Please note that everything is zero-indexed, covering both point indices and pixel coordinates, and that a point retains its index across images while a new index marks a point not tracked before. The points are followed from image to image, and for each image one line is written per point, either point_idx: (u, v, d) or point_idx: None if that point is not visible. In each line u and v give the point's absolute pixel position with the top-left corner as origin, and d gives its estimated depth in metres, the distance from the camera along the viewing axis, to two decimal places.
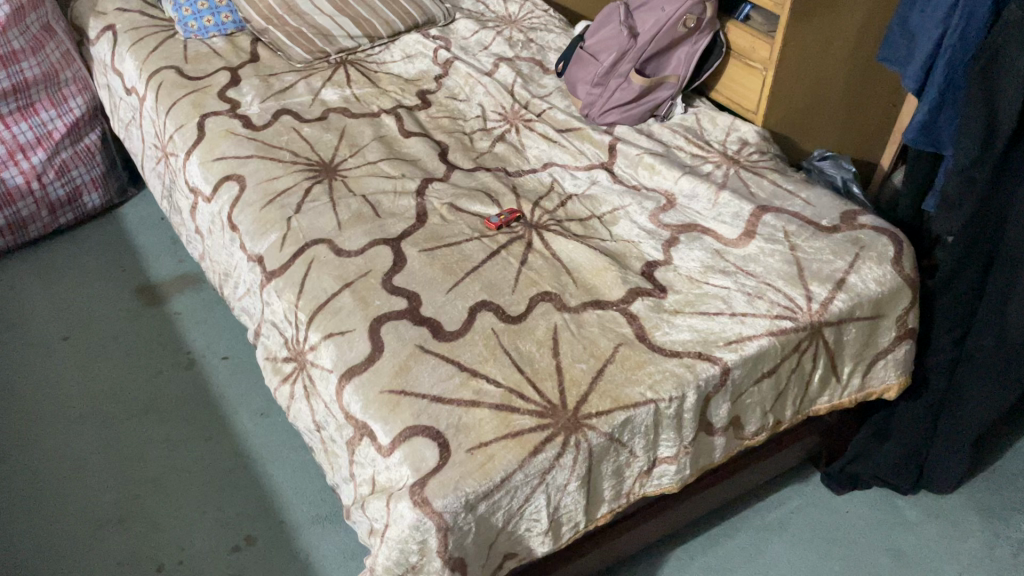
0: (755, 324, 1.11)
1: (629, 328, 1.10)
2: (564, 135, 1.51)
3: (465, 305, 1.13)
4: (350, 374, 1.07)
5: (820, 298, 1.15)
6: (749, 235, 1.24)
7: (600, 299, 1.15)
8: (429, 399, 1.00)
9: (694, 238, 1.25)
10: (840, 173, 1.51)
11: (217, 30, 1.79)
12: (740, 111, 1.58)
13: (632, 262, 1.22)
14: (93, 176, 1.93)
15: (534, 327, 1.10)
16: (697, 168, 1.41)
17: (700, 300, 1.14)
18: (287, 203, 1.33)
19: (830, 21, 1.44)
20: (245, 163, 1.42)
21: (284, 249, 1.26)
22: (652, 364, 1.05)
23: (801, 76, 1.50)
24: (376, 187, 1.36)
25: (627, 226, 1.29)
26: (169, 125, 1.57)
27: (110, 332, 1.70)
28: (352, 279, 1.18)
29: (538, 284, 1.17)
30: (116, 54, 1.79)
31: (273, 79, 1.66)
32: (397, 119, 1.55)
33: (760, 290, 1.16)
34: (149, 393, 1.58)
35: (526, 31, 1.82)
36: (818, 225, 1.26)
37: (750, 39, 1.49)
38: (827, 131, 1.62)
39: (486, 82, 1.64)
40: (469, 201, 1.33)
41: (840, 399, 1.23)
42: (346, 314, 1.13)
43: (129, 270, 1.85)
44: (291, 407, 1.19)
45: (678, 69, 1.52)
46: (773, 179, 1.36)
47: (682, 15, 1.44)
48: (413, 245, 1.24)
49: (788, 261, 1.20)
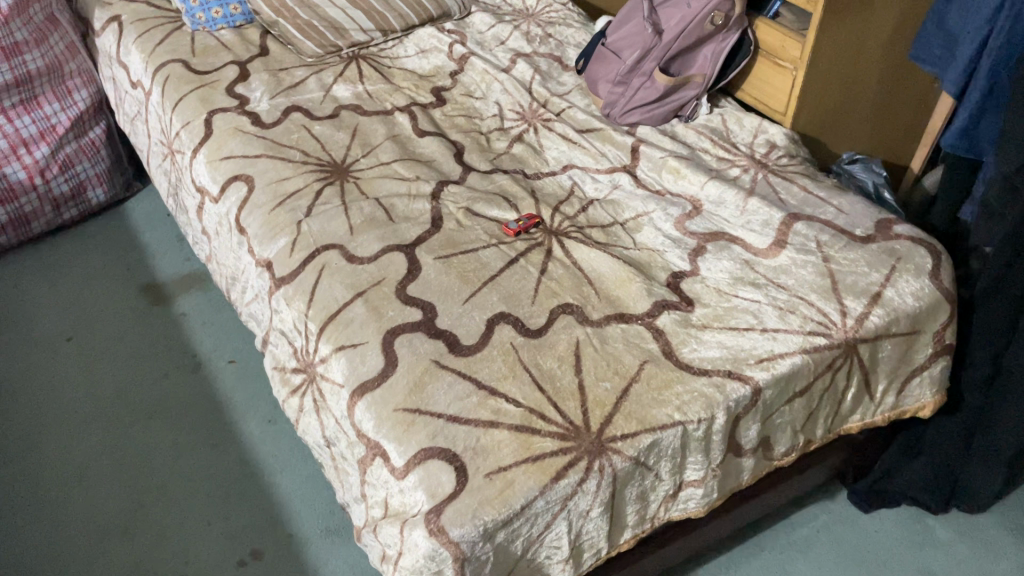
0: (787, 340, 1.06)
1: (655, 344, 1.05)
2: (585, 136, 1.45)
3: (483, 318, 1.08)
4: (362, 390, 1.02)
5: (855, 314, 1.09)
6: (779, 245, 1.19)
7: (623, 312, 1.09)
8: (445, 418, 0.95)
9: (722, 247, 1.20)
10: (872, 179, 1.46)
11: (225, 22, 1.73)
12: (767, 111, 1.53)
13: (656, 272, 1.16)
14: (98, 171, 1.88)
15: (555, 342, 1.05)
16: (723, 172, 1.36)
17: (729, 314, 1.09)
18: (297, 205, 1.28)
19: (865, 19, 1.38)
20: (254, 163, 1.37)
21: (294, 254, 1.21)
22: (680, 384, 1.00)
23: (832, 76, 1.44)
24: (389, 190, 1.31)
25: (652, 233, 1.24)
26: (175, 122, 1.52)
27: (115, 333, 1.65)
28: (365, 288, 1.13)
29: (558, 295, 1.12)
30: (121, 46, 1.74)
31: (283, 74, 1.60)
32: (411, 117, 1.49)
33: (792, 304, 1.10)
34: (154, 396, 1.53)
35: (544, 26, 1.77)
36: (852, 234, 1.20)
37: (780, 37, 1.43)
38: (856, 132, 1.56)
39: (503, 79, 1.58)
40: (486, 205, 1.28)
41: (873, 418, 1.18)
42: (358, 325, 1.08)
43: (134, 268, 1.80)
44: (299, 420, 1.15)
45: (704, 67, 1.46)
46: (803, 185, 1.31)
47: (710, 12, 1.37)
48: (427, 252, 1.19)
49: (821, 274, 1.14)
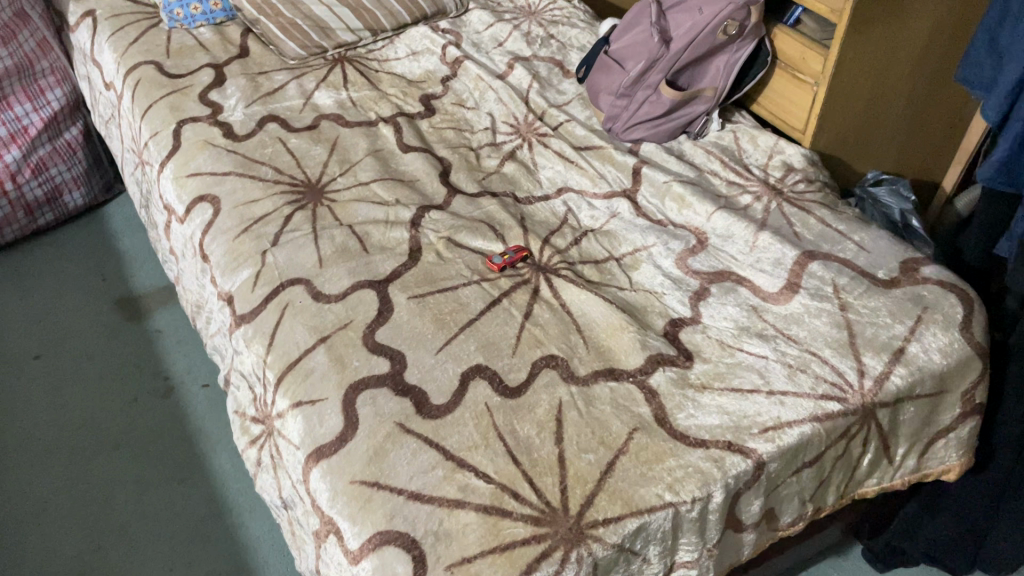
0: (796, 406, 0.94)
1: (646, 409, 0.93)
2: (583, 154, 1.33)
3: (456, 371, 0.97)
4: (318, 454, 0.91)
5: (874, 373, 0.97)
6: (792, 289, 1.07)
7: (613, 367, 0.98)
8: (406, 495, 0.85)
9: (727, 289, 1.08)
10: (899, 205, 1.34)
11: (205, 19, 1.62)
12: (784, 128, 1.39)
13: (653, 319, 1.05)
14: (74, 173, 1.79)
15: (535, 403, 0.93)
16: (734, 199, 1.23)
17: (731, 372, 0.97)
18: (263, 233, 1.17)
19: (895, 29, 1.25)
20: (221, 181, 1.26)
21: (257, 289, 1.10)
22: (673, 458, 0.89)
23: (857, 92, 1.31)
24: (365, 215, 1.20)
25: (650, 271, 1.12)
26: (144, 131, 1.41)
27: (84, 351, 1.56)
28: (329, 332, 1.03)
29: (543, 345, 1.01)
30: (95, 44, 1.63)
31: (261, 79, 1.49)
32: (396, 130, 1.38)
33: (803, 362, 0.98)
34: (121, 424, 1.44)
35: (546, 25, 1.64)
36: (874, 278, 1.08)
37: (801, 48, 1.30)
38: (883, 150, 1.43)
39: (498, 87, 1.46)
40: (470, 235, 1.17)
41: (890, 482, 1.06)
42: (318, 378, 0.98)
43: (111, 278, 1.71)
44: (257, 475, 1.05)
45: (715, 80, 1.33)
46: (821, 217, 1.18)
47: (723, 20, 1.25)
48: (401, 290, 1.08)
49: (838, 325, 1.02)
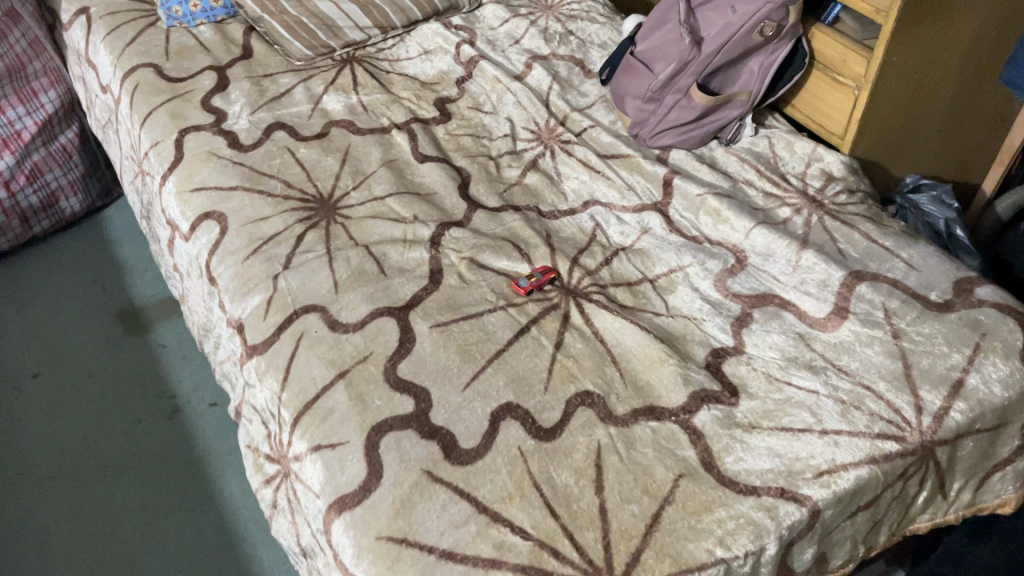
0: (851, 447, 0.88)
1: (691, 452, 0.87)
2: (610, 163, 1.26)
3: (485, 411, 0.91)
4: (340, 505, 0.85)
5: (933, 409, 0.91)
6: (840, 314, 1.00)
7: (654, 404, 0.91)
8: (437, 554, 0.79)
9: (771, 314, 1.02)
10: (943, 214, 1.27)
11: (205, 16, 1.54)
12: (821, 132, 1.32)
13: (693, 348, 0.98)
14: (71, 179, 1.72)
15: (572, 447, 0.87)
16: (772, 212, 1.16)
17: (780, 410, 0.91)
18: (274, 254, 1.10)
19: (942, 29, 1.17)
20: (227, 197, 1.19)
21: (269, 318, 1.04)
22: (722, 507, 0.82)
23: (899, 96, 1.23)
24: (381, 234, 1.13)
25: (687, 294, 1.05)
26: (143, 140, 1.33)
27: (85, 369, 1.49)
28: (348, 366, 0.96)
29: (577, 380, 0.94)
30: (89, 44, 1.55)
31: (266, 82, 1.41)
32: (410, 137, 1.30)
33: (857, 397, 0.92)
34: (125, 448, 1.38)
35: (564, 20, 1.56)
36: (927, 300, 1.02)
37: (841, 49, 1.22)
38: (923, 154, 1.36)
39: (517, 90, 1.39)
40: (494, 255, 1.10)
41: (945, 517, 1.00)
42: (338, 419, 0.91)
43: (111, 290, 1.64)
44: (273, 517, 0.99)
45: (749, 83, 1.25)
46: (866, 232, 1.11)
47: (760, 21, 1.16)
48: (423, 317, 1.01)
49: (891, 355, 0.96)
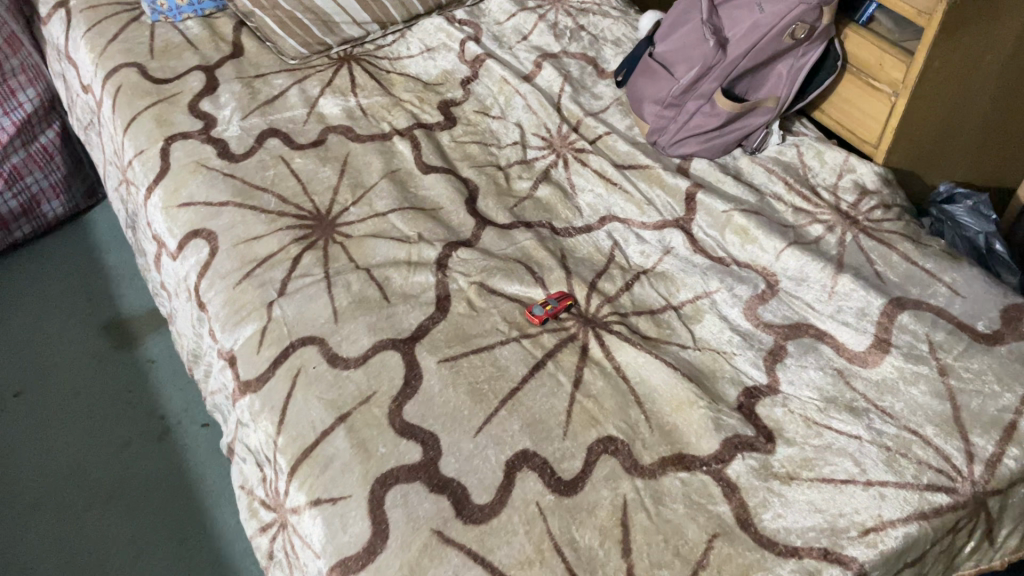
0: (898, 500, 0.80)
1: (726, 508, 0.80)
2: (627, 174, 1.17)
3: (499, 460, 0.83)
4: (342, 568, 0.78)
5: (985, 456, 0.84)
6: (882, 348, 0.93)
7: (682, 452, 0.84)
8: None
9: (807, 347, 0.94)
10: (981, 228, 1.19)
11: (192, 10, 1.44)
12: (853, 139, 1.24)
13: (723, 387, 0.91)
14: (53, 181, 1.63)
15: (595, 504, 0.80)
16: (802, 230, 1.08)
17: (820, 458, 0.83)
18: (268, 279, 1.02)
19: (986, 31, 1.08)
20: (218, 213, 1.11)
21: (263, 351, 0.96)
22: (761, 573, 0.75)
23: (938, 103, 1.15)
24: (384, 255, 1.05)
25: (715, 325, 0.97)
26: (127, 147, 1.25)
27: (70, 388, 1.42)
28: (350, 409, 0.88)
29: (599, 424, 0.87)
30: (69, 40, 1.45)
31: (259, 83, 1.32)
32: (413, 145, 1.22)
33: (903, 444, 0.84)
34: (113, 474, 1.30)
35: (575, 14, 1.47)
36: (974, 332, 0.94)
37: (877, 52, 1.13)
38: (958, 161, 1.27)
39: (526, 92, 1.30)
40: (505, 278, 1.02)
41: (989, 563, 0.88)
42: (339, 469, 0.84)
43: (97, 300, 1.56)
44: (269, 567, 0.91)
45: (776, 88, 1.16)
46: (905, 253, 1.03)
47: (791, 23, 1.08)
48: (430, 351, 0.94)
49: (938, 395, 0.88)
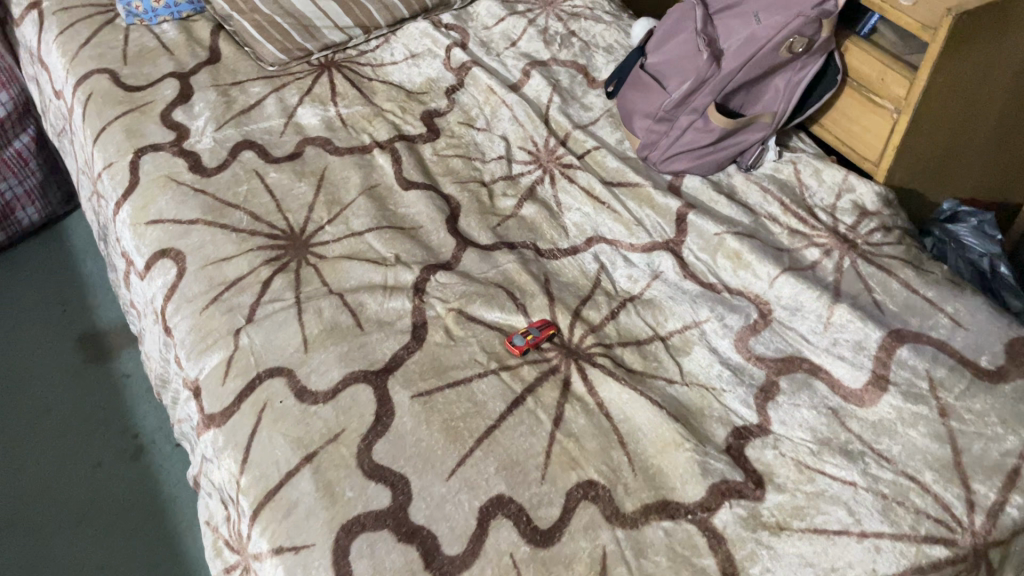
0: (894, 554, 0.75)
1: (711, 561, 0.75)
2: (616, 192, 1.13)
3: (473, 506, 0.79)
4: None
5: (986, 505, 0.79)
6: (879, 385, 0.88)
7: (666, 499, 0.80)
8: None
9: (800, 384, 0.90)
10: (985, 249, 1.16)
11: (168, 13, 1.39)
12: (853, 156, 1.19)
13: (711, 426, 0.86)
14: (28, 187, 1.58)
15: (573, 556, 0.75)
16: (798, 254, 1.04)
17: (812, 507, 0.79)
18: (236, 304, 0.97)
19: (994, 46, 1.02)
20: (187, 232, 1.06)
21: (228, 382, 0.91)
22: None
23: (943, 120, 1.09)
24: (359, 278, 1.00)
25: (704, 358, 0.93)
26: (96, 158, 1.19)
27: (42, 405, 1.37)
28: (317, 448, 0.84)
29: (578, 466, 0.82)
30: (41, 43, 1.40)
31: (235, 91, 1.27)
32: (393, 158, 1.17)
33: (900, 491, 0.80)
34: (84, 495, 1.26)
35: (565, 18, 1.42)
36: (977, 368, 0.89)
37: (879, 66, 1.08)
38: (964, 179, 1.22)
39: (513, 103, 1.25)
40: (484, 305, 0.97)
41: None
42: (303, 515, 0.79)
43: (72, 312, 1.52)
44: None
45: (773, 103, 1.11)
46: (905, 280, 0.98)
47: (790, 36, 1.02)
48: (404, 385, 0.89)
49: (938, 438, 0.83)
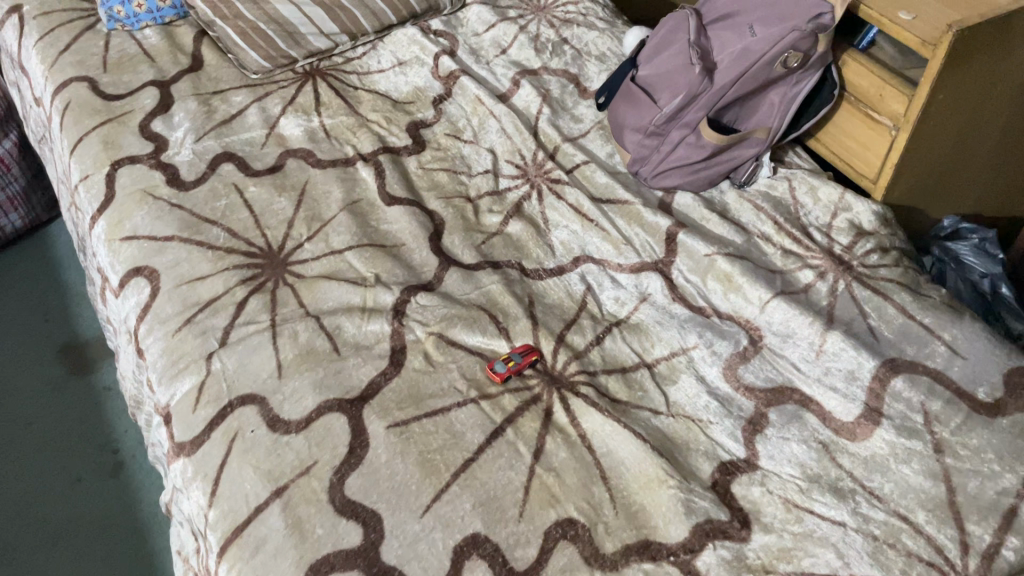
0: None
1: None
2: (605, 209, 1.09)
3: (446, 545, 0.76)
4: None
5: (981, 548, 0.75)
6: (872, 419, 0.85)
7: (648, 539, 0.77)
8: None
9: (790, 416, 0.87)
10: (986, 269, 1.13)
11: (151, 18, 1.36)
12: (851, 171, 1.15)
13: (696, 461, 0.83)
14: (11, 194, 1.55)
15: None
16: (791, 276, 1.00)
17: (800, 549, 0.76)
18: (210, 326, 0.94)
19: (996, 61, 0.99)
20: (162, 249, 1.03)
21: (199, 410, 0.88)
22: None
23: (943, 137, 1.06)
24: (337, 299, 0.97)
25: (691, 387, 0.90)
26: (73, 170, 1.16)
27: (21, 418, 1.35)
28: (287, 481, 0.81)
29: (557, 503, 0.79)
30: (21, 48, 1.36)
31: (216, 100, 1.24)
32: (376, 172, 1.14)
33: (891, 533, 0.77)
34: (62, 512, 1.23)
35: (557, 25, 1.38)
36: (974, 401, 0.85)
37: (877, 82, 1.04)
38: (965, 195, 1.18)
39: (501, 114, 1.22)
40: (465, 329, 0.94)
41: None
42: (271, 554, 0.76)
43: (55, 322, 1.49)
44: None
45: (767, 118, 1.07)
46: (901, 305, 0.95)
47: (784, 50, 0.99)
48: (379, 415, 0.86)
49: (932, 476, 0.80)
